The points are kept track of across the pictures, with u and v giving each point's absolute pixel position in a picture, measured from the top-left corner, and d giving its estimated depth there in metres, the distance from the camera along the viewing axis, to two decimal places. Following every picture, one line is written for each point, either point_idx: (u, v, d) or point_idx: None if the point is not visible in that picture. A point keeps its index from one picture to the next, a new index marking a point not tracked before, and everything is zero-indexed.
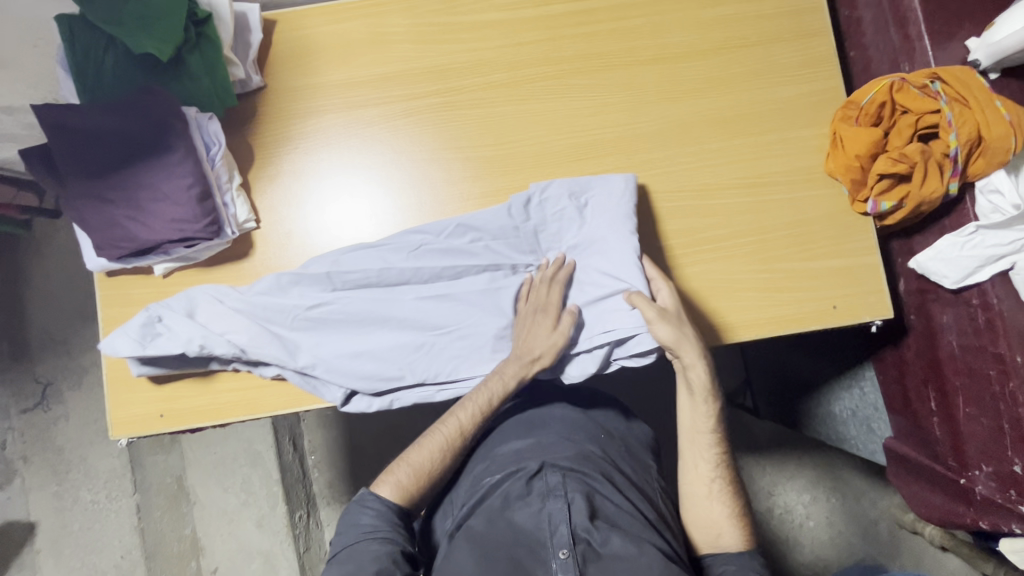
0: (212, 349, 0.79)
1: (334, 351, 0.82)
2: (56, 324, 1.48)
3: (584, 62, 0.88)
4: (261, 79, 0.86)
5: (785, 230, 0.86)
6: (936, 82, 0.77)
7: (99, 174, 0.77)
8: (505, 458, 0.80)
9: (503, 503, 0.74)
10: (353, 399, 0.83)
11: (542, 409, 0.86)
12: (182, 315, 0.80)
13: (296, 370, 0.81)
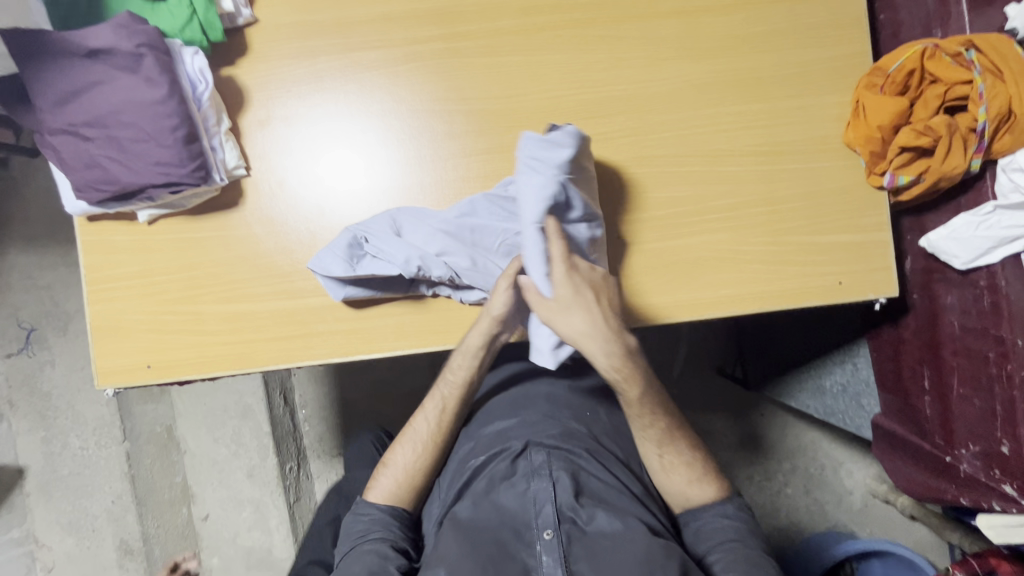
0: (430, 270, 0.77)
1: None
2: (38, 269, 1.43)
3: (599, 12, 0.82)
4: (250, 13, 0.80)
5: (797, 202, 0.83)
6: (970, 51, 0.73)
7: (74, 109, 0.71)
8: (489, 439, 0.81)
9: (488, 486, 0.74)
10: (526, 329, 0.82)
11: (527, 388, 0.87)
12: (389, 234, 0.79)
13: None
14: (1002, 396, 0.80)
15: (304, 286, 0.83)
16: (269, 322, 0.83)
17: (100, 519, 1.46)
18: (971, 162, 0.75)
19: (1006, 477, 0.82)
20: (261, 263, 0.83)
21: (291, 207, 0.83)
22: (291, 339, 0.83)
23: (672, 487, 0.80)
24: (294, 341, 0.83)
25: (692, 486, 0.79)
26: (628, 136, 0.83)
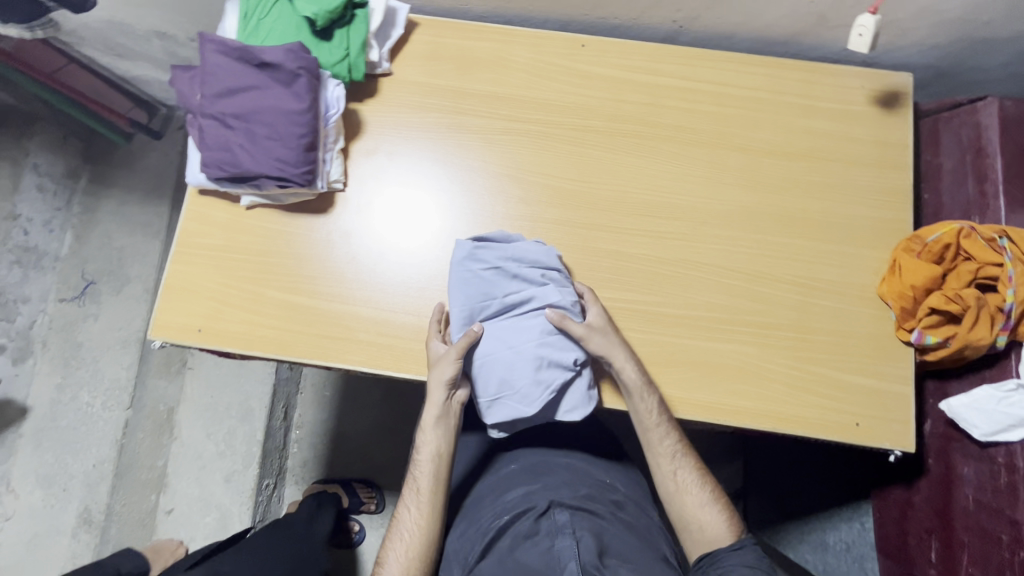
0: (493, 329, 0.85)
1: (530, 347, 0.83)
2: (118, 231, 1.56)
3: (675, 133, 0.95)
4: (388, 66, 0.96)
5: (826, 337, 0.88)
6: (1002, 239, 0.82)
7: (228, 102, 0.84)
8: (513, 500, 0.87)
9: (513, 544, 0.80)
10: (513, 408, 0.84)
11: (545, 456, 0.93)
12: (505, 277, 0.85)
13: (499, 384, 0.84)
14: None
15: (359, 293, 0.90)
16: (317, 318, 0.90)
17: (75, 480, 1.46)
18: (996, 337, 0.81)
19: None
20: (328, 265, 0.91)
21: (367, 225, 0.93)
22: (332, 340, 0.89)
23: (690, 519, 0.85)
24: (335, 342, 0.89)
25: (710, 519, 0.84)
26: (679, 239, 0.91)
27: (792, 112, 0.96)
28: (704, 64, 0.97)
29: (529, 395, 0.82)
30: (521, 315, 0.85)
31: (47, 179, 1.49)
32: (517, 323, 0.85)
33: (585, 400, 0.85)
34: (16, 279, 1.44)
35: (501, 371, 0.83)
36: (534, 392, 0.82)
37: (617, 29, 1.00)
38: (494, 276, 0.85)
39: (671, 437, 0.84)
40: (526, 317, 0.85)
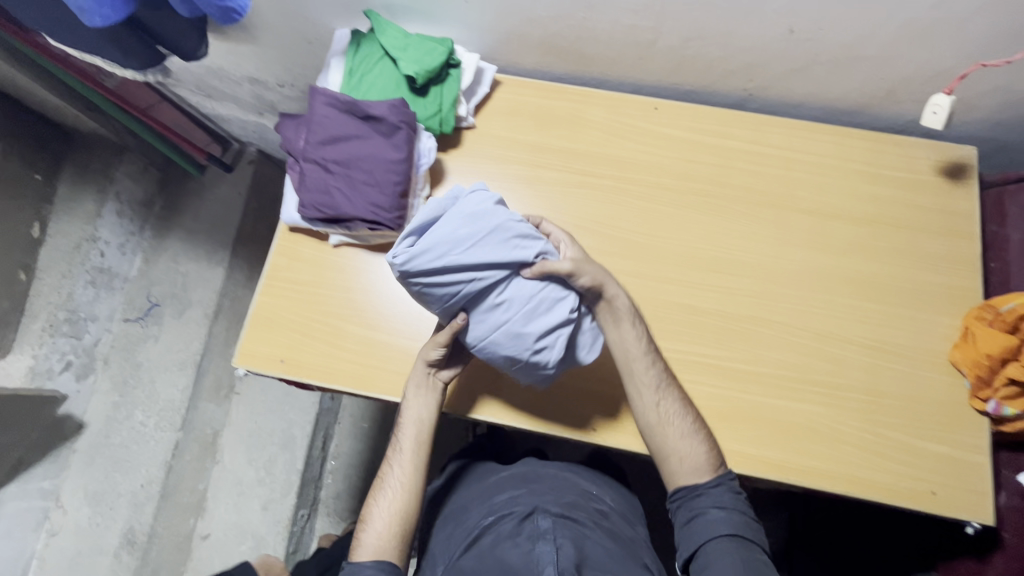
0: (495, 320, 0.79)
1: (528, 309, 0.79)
2: (185, 257, 1.63)
3: (745, 194, 0.99)
4: (471, 120, 1.02)
5: (899, 401, 0.88)
6: None
7: (330, 149, 0.90)
8: (499, 504, 0.93)
9: (494, 542, 0.85)
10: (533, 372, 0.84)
11: (536, 467, 1.01)
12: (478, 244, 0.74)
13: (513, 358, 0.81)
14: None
15: (435, 334, 0.94)
16: (395, 355, 0.93)
17: (121, 499, 1.47)
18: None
19: None
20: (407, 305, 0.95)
21: None
22: (409, 377, 0.92)
23: (670, 450, 0.85)
24: None
25: (690, 452, 0.85)
26: (749, 296, 0.94)
27: (859, 178, 0.99)
28: (773, 131, 1.02)
29: (539, 355, 0.80)
30: (503, 299, 0.78)
31: (126, 205, 1.56)
32: (503, 302, 0.79)
33: (593, 337, 0.86)
34: (88, 298, 1.49)
35: (505, 346, 0.80)
36: (540, 353, 0.80)
37: (689, 94, 1.06)
38: (459, 276, 0.74)
39: (654, 367, 0.86)
40: (504, 296, 0.78)
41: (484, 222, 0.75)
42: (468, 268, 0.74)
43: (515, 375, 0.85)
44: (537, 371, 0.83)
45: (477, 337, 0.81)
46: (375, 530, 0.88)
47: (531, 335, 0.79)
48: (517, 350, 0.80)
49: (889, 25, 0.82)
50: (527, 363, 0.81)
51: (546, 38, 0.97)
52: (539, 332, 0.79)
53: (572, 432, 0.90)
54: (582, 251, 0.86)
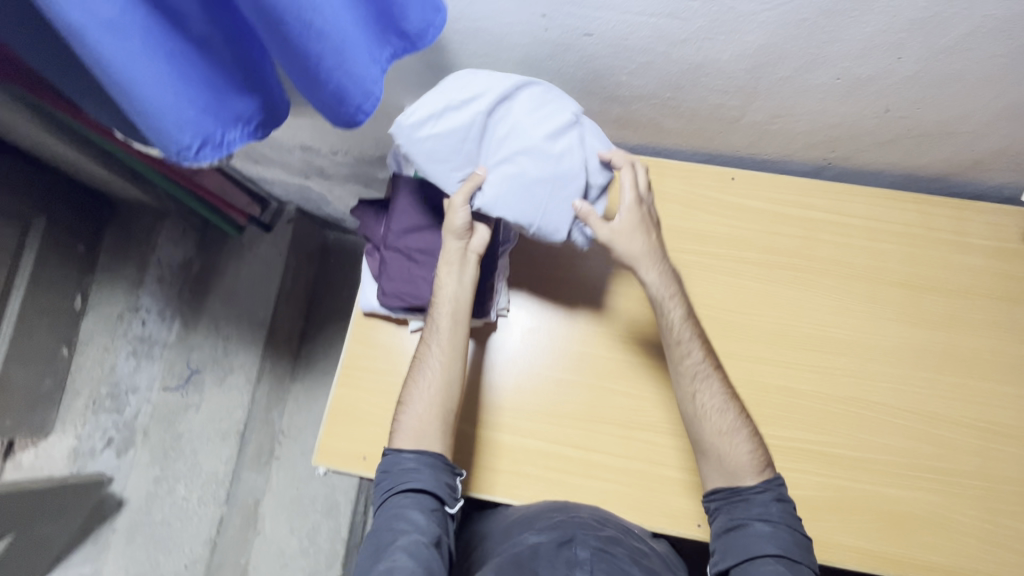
0: (510, 152, 0.79)
1: (529, 154, 0.78)
2: (225, 321, 1.60)
3: (831, 267, 0.97)
4: None
5: (1014, 487, 0.84)
6: None
7: (413, 238, 0.88)
8: (542, 524, 0.79)
9: (529, 556, 0.72)
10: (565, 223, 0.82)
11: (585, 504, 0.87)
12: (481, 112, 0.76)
13: (541, 178, 0.78)
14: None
15: (522, 424, 0.90)
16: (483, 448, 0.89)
17: None
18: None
19: None
20: (493, 394, 0.91)
21: (526, 350, 0.93)
22: (497, 472, 0.88)
23: (709, 446, 0.81)
24: (500, 474, 0.87)
25: (733, 451, 0.81)
26: (847, 376, 0.90)
27: (948, 248, 0.97)
28: (854, 200, 1.00)
29: (552, 157, 0.79)
30: (503, 131, 0.78)
31: (166, 270, 1.51)
32: (502, 137, 0.79)
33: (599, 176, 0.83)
34: (130, 369, 1.43)
35: (513, 187, 0.78)
36: (554, 152, 0.79)
37: (764, 163, 1.04)
38: (459, 121, 0.76)
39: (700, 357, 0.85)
40: (501, 142, 0.79)
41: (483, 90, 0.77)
42: (463, 107, 0.75)
43: (535, 230, 0.80)
44: (563, 190, 0.80)
45: (492, 196, 0.78)
46: (415, 412, 0.81)
47: (536, 140, 0.78)
48: (528, 172, 0.78)
49: (990, 106, 0.81)
50: (545, 186, 0.79)
51: (624, 115, 0.95)
52: (545, 137, 0.78)
53: (675, 528, 0.85)
54: (645, 219, 0.85)
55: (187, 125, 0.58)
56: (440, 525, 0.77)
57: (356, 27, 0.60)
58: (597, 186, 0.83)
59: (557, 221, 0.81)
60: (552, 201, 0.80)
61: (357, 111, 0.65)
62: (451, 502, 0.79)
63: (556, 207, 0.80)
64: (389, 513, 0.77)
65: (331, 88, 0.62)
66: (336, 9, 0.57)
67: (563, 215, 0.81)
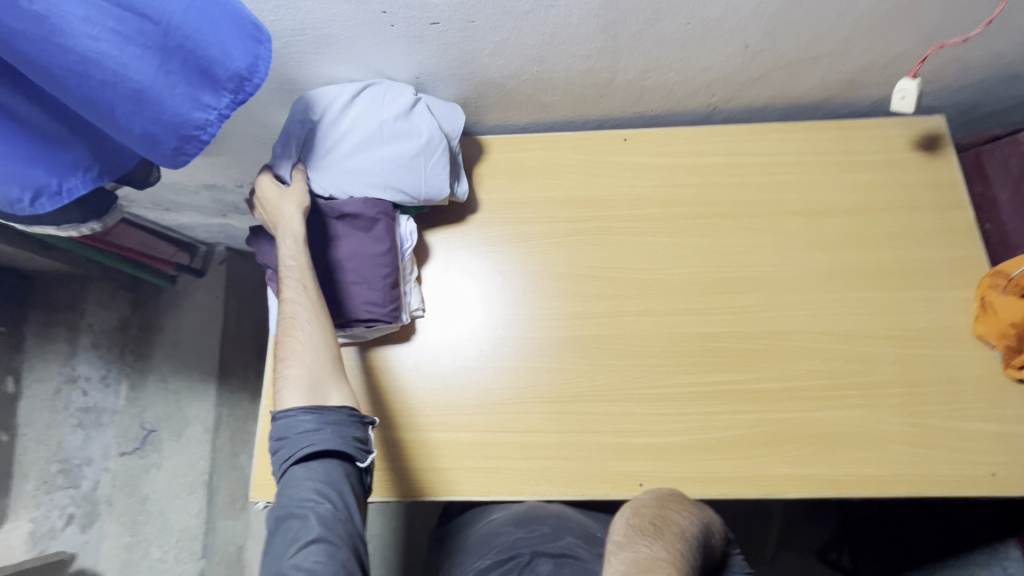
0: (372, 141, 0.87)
1: (387, 138, 0.87)
2: (174, 375, 1.56)
3: (733, 208, 0.98)
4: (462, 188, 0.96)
5: (936, 387, 0.86)
6: None
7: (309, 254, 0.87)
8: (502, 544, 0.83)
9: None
10: (441, 176, 0.90)
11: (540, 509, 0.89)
12: (340, 121, 0.86)
13: (412, 150, 0.87)
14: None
15: (454, 419, 0.89)
16: (421, 450, 0.88)
17: None
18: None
19: None
20: (422, 395, 0.90)
21: (448, 347, 0.93)
22: (437, 472, 0.87)
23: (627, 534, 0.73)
24: (441, 473, 0.87)
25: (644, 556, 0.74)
26: (763, 312, 0.92)
27: (841, 169, 0.98)
28: (746, 139, 1.01)
29: (407, 135, 0.87)
30: (357, 125, 0.86)
31: (100, 335, 1.51)
32: (360, 122, 0.86)
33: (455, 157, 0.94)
34: (79, 442, 1.44)
35: (384, 166, 0.87)
36: (408, 123, 0.87)
37: (654, 118, 1.05)
38: (326, 141, 0.87)
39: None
40: (360, 139, 0.87)
41: (334, 102, 0.86)
42: (321, 124, 0.86)
43: (422, 198, 0.90)
44: (430, 162, 0.88)
45: (372, 186, 0.88)
46: (298, 362, 0.78)
47: (389, 121, 0.86)
48: (396, 152, 0.87)
49: (841, 23, 0.82)
50: (413, 161, 0.88)
51: (503, 97, 0.95)
52: (396, 116, 0.86)
53: (619, 492, 0.85)
54: None
55: (9, 180, 0.62)
56: (353, 484, 0.75)
57: (164, 77, 0.61)
58: (456, 135, 0.92)
59: (429, 177, 0.89)
60: (426, 165, 0.89)
61: (177, 154, 0.66)
62: (361, 456, 0.77)
63: (428, 166, 0.89)
64: (289, 483, 0.73)
65: (140, 135, 0.63)
66: (126, 61, 0.58)
67: (436, 166, 0.89)
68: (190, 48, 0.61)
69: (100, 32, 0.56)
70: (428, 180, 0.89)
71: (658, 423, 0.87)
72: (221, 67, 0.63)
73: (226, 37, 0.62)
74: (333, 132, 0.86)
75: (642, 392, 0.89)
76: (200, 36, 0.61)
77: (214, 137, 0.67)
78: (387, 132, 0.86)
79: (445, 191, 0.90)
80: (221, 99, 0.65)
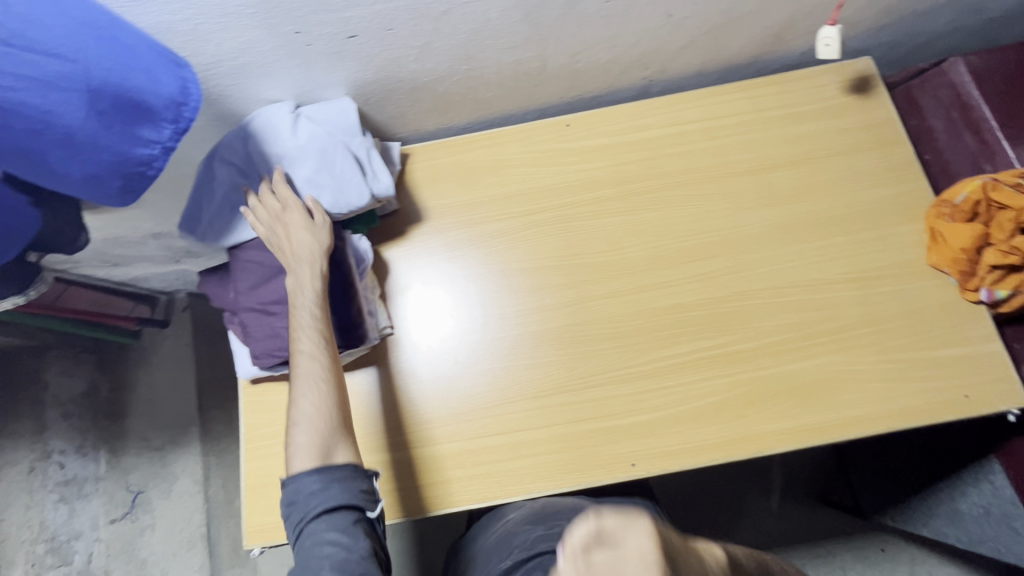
0: (272, 174, 0.83)
1: (288, 167, 0.83)
2: (153, 431, 1.51)
3: (684, 177, 0.98)
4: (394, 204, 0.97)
5: (900, 320, 0.88)
6: None
7: (264, 291, 0.85)
8: (521, 544, 0.77)
9: None
10: (355, 180, 0.83)
11: (555, 502, 0.86)
12: (237, 172, 0.83)
13: (314, 166, 0.82)
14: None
15: (441, 431, 0.88)
16: (411, 467, 0.87)
17: None
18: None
19: None
20: (405, 412, 0.89)
21: (423, 359, 0.92)
22: (431, 487, 0.86)
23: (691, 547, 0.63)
24: (434, 488, 0.86)
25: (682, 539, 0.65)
26: (727, 275, 0.92)
27: (781, 122, 1.00)
28: (685, 107, 1.02)
29: (303, 154, 0.82)
30: (255, 168, 0.83)
31: (69, 405, 1.46)
32: (248, 168, 0.83)
33: (365, 153, 0.86)
34: (64, 517, 1.41)
35: (291, 196, 0.82)
36: (301, 143, 0.82)
37: (594, 100, 1.05)
38: (230, 196, 0.83)
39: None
40: (261, 179, 0.83)
41: (224, 159, 0.83)
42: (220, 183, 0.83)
43: (345, 209, 0.84)
44: (330, 171, 0.83)
45: None
46: (308, 428, 0.75)
47: (281, 150, 0.82)
48: (300, 175, 0.82)
49: None
50: (316, 178, 0.82)
51: (437, 99, 0.94)
52: (285, 142, 0.82)
53: (613, 475, 0.85)
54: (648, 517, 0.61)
55: None
56: (367, 533, 0.73)
57: (95, 119, 0.60)
58: (359, 131, 0.85)
59: (342, 187, 0.83)
60: (336, 176, 0.83)
61: (125, 192, 0.67)
62: (371, 505, 0.75)
63: (339, 175, 0.83)
64: (306, 542, 0.71)
65: (79, 176, 0.63)
66: (52, 107, 0.57)
67: (346, 173, 0.83)
68: (118, 85, 0.60)
69: (15, 81, 0.54)
70: (342, 188, 0.83)
71: (640, 400, 0.88)
72: (155, 96, 0.62)
73: (149, 67, 0.62)
74: (234, 186, 0.82)
75: (621, 372, 0.89)
76: (123, 70, 0.60)
77: (160, 170, 0.67)
78: (283, 160, 0.82)
79: (364, 194, 0.83)
80: (162, 131, 0.64)
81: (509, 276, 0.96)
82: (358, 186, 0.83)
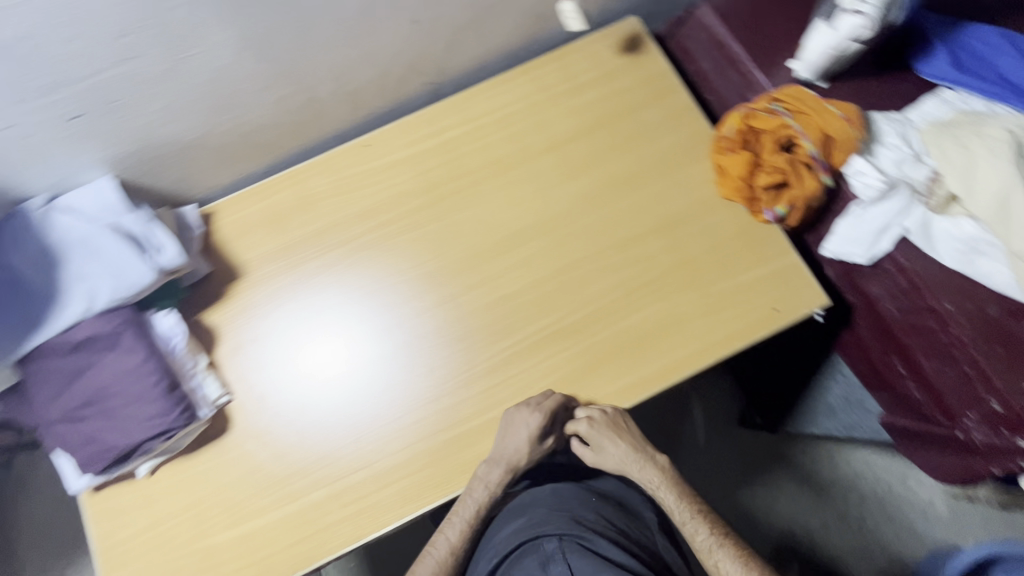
0: (39, 272, 0.77)
1: (57, 260, 0.78)
2: (50, 562, 1.39)
3: (489, 170, 1.00)
4: (206, 265, 0.95)
5: (707, 255, 0.94)
6: (775, 103, 0.89)
7: (67, 397, 0.79)
8: (503, 542, 0.87)
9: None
10: (136, 253, 0.80)
11: (530, 492, 0.94)
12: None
13: (88, 251, 0.79)
14: (1000, 401, 0.81)
15: (302, 482, 0.87)
16: (278, 529, 0.85)
17: None
18: (827, 201, 0.90)
19: (1013, 432, 0.81)
20: (262, 475, 0.87)
21: (271, 416, 0.90)
22: (302, 542, 0.84)
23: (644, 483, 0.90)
24: (305, 542, 0.84)
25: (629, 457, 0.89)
26: (546, 254, 0.95)
27: (566, 97, 1.03)
28: (476, 103, 1.04)
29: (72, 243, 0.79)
30: (18, 272, 0.77)
31: None
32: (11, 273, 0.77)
33: (143, 224, 0.83)
34: None
35: (68, 289, 0.77)
36: (69, 234, 0.79)
37: (387, 115, 1.04)
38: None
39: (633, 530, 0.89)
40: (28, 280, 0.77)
41: None
42: None
43: (131, 287, 0.79)
44: (106, 253, 0.79)
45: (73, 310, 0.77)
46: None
47: (46, 246, 0.78)
48: (73, 265, 0.78)
49: None
50: (91, 263, 0.78)
51: (218, 153, 0.91)
52: (51, 237, 0.79)
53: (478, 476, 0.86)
54: (613, 426, 0.88)
55: None
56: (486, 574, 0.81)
57: None
58: (134, 207, 0.83)
59: (122, 264, 0.79)
60: (113, 255, 0.79)
61: None
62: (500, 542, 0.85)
63: (115, 253, 0.79)
64: None
65: None
66: None
67: (124, 249, 0.80)
68: None
69: None
70: (123, 266, 0.79)
71: (491, 395, 0.90)
72: None
73: None
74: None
75: (467, 374, 0.91)
76: None
77: None
78: (51, 255, 0.78)
79: (151, 264, 0.80)
80: None
81: (342, 309, 0.95)
82: (141, 258, 0.80)
